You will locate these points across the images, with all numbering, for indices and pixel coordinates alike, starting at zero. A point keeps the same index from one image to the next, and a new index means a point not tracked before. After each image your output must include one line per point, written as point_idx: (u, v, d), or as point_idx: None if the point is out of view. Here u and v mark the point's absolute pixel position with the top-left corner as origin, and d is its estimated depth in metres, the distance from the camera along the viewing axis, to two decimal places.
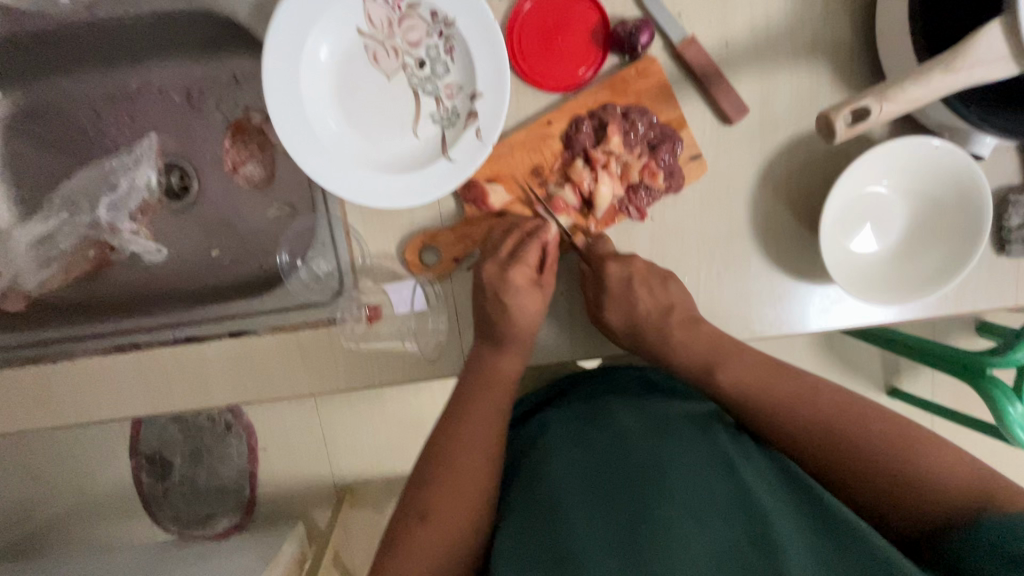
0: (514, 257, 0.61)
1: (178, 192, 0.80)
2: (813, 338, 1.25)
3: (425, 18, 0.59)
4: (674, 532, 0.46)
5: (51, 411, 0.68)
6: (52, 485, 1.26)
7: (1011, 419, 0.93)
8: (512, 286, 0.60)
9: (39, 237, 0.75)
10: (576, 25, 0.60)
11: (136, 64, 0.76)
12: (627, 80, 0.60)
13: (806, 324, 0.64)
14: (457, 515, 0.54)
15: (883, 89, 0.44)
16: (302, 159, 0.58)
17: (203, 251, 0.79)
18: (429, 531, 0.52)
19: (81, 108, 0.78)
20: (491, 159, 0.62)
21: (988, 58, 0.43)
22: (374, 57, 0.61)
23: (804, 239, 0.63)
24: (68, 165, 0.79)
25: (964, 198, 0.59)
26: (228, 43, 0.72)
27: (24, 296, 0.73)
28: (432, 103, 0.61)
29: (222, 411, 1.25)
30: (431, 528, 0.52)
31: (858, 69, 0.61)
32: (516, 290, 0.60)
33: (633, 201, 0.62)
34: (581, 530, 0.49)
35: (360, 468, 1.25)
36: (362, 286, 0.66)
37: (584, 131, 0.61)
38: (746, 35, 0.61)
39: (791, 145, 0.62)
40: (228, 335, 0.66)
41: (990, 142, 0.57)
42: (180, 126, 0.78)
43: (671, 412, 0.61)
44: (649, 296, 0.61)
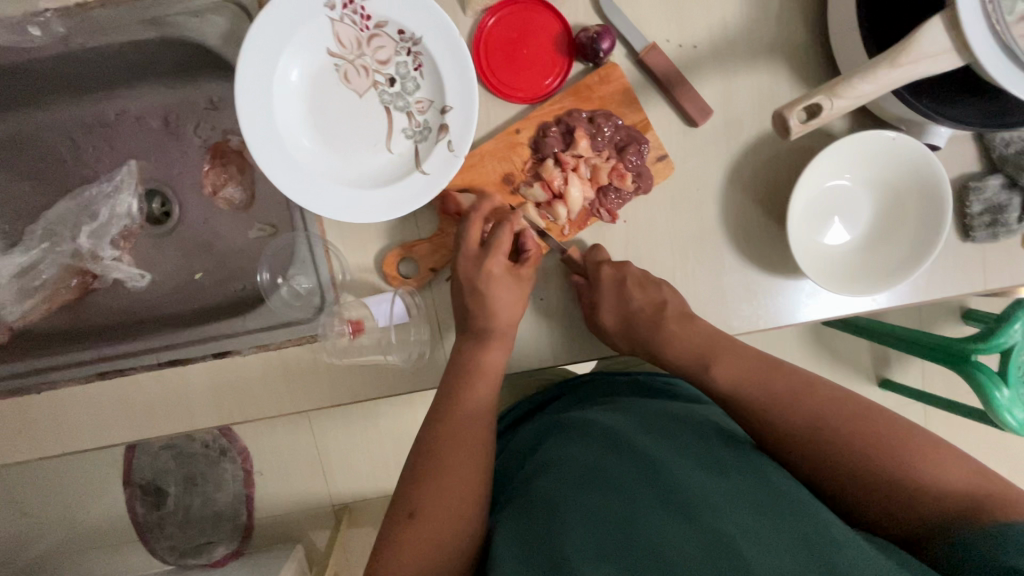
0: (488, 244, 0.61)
1: (159, 218, 0.80)
2: (801, 333, 1.26)
3: (392, 37, 0.60)
4: (665, 534, 0.45)
5: (36, 443, 0.67)
6: (45, 520, 1.24)
7: (999, 404, 0.95)
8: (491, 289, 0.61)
9: (19, 269, 0.75)
10: (540, 36, 0.62)
11: (112, 93, 0.77)
12: (591, 87, 0.62)
13: (784, 317, 0.65)
14: (453, 511, 0.54)
15: (833, 86, 0.46)
16: (277, 179, 0.59)
17: (185, 274, 0.80)
18: (423, 530, 0.52)
19: (60, 139, 0.79)
20: (464, 170, 0.63)
21: (931, 52, 0.45)
22: (345, 77, 0.62)
23: (775, 234, 0.65)
24: (49, 196, 0.79)
25: (926, 186, 0.61)
26: (202, 69, 0.73)
27: (6, 328, 0.73)
28: (404, 118, 0.62)
29: (216, 436, 1.25)
30: (423, 524, 0.53)
31: (816, 68, 0.63)
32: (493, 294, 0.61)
33: (604, 203, 0.63)
34: (575, 529, 0.48)
35: (357, 487, 1.24)
36: (344, 301, 0.66)
37: (552, 136, 0.62)
38: (706, 40, 0.62)
39: (755, 143, 0.64)
40: (212, 356, 0.67)
41: (944, 133, 0.59)
42: (158, 151, 0.80)
43: (667, 415, 0.61)
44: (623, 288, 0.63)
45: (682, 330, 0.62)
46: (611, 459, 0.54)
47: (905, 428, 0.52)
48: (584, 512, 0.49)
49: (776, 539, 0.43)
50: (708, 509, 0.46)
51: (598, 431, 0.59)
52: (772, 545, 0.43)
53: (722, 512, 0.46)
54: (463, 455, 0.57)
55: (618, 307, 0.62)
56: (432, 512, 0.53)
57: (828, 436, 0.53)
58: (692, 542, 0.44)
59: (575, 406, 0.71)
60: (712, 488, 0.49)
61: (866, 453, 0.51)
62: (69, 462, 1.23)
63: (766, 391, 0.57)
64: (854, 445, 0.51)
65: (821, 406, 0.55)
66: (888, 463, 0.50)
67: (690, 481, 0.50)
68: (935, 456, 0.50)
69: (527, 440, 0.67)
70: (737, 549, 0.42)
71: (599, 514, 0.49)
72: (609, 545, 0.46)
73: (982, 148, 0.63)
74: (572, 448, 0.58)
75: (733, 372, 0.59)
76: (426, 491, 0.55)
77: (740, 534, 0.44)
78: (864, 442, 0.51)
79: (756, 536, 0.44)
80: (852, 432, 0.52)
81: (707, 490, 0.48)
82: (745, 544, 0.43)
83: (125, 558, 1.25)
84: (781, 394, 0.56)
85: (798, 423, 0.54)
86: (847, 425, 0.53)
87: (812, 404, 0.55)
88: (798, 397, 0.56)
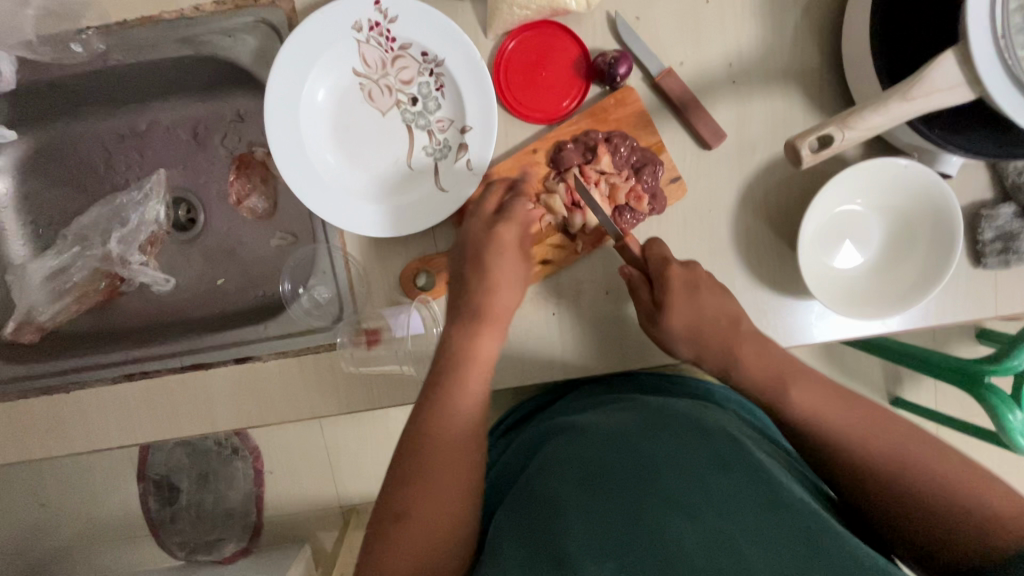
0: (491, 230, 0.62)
1: (184, 224, 0.83)
2: (812, 350, 1.26)
3: (416, 58, 0.63)
4: (668, 528, 0.47)
5: (61, 441, 0.70)
6: (61, 512, 1.27)
7: (1011, 427, 0.94)
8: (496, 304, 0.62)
9: (51, 271, 0.79)
10: (559, 59, 0.64)
11: (145, 104, 0.80)
12: (607, 109, 0.63)
13: (792, 339, 0.66)
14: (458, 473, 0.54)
15: (845, 117, 0.47)
16: (301, 192, 0.61)
17: (208, 280, 0.82)
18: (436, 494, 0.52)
19: (93, 148, 0.82)
20: (482, 187, 0.65)
21: (943, 86, 0.46)
22: (369, 96, 0.64)
23: (786, 256, 0.66)
24: (81, 202, 0.82)
25: (936, 214, 0.61)
26: (231, 83, 0.76)
27: (37, 328, 0.77)
28: (425, 136, 0.65)
29: (229, 435, 1.27)
30: (432, 489, 0.53)
31: (830, 94, 0.64)
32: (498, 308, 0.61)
33: (619, 222, 0.64)
34: (579, 524, 0.49)
35: (366, 490, 1.26)
36: (361, 311, 0.68)
37: (569, 154, 0.63)
38: (721, 65, 0.64)
39: (768, 166, 0.65)
40: (235, 360, 0.70)
41: (956, 161, 0.59)
42: (186, 161, 0.83)
43: (672, 415, 0.62)
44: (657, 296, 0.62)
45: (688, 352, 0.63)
46: (614, 457, 0.56)
47: (931, 448, 0.51)
48: (587, 508, 0.51)
49: (774, 537, 0.45)
50: (709, 508, 0.48)
51: (604, 432, 0.61)
52: (771, 543, 0.45)
53: (722, 513, 0.48)
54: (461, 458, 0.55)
55: (686, 314, 0.60)
56: (423, 518, 0.51)
57: (860, 449, 0.53)
58: (693, 539, 0.45)
59: (579, 404, 0.72)
60: (713, 487, 0.50)
61: (899, 464, 0.51)
62: (87, 457, 1.26)
63: (789, 402, 0.57)
64: (887, 457, 0.51)
65: (845, 418, 0.55)
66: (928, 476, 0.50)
67: (693, 481, 0.51)
68: (959, 474, 0.49)
69: (531, 440, 0.69)
70: (737, 548, 0.44)
71: (601, 511, 0.50)
72: (613, 538, 0.47)
73: (995, 175, 0.64)
74: (578, 447, 0.59)
75: (748, 383, 0.59)
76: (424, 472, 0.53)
77: (739, 534, 0.46)
78: (897, 453, 0.51)
79: (755, 535, 0.46)
80: (878, 447, 0.52)
81: (708, 490, 0.50)
82: (745, 542, 0.45)
83: (137, 553, 1.27)
84: (799, 404, 0.56)
85: (822, 435, 0.55)
86: (875, 440, 0.53)
87: (834, 412, 0.56)
88: (818, 410, 0.56)
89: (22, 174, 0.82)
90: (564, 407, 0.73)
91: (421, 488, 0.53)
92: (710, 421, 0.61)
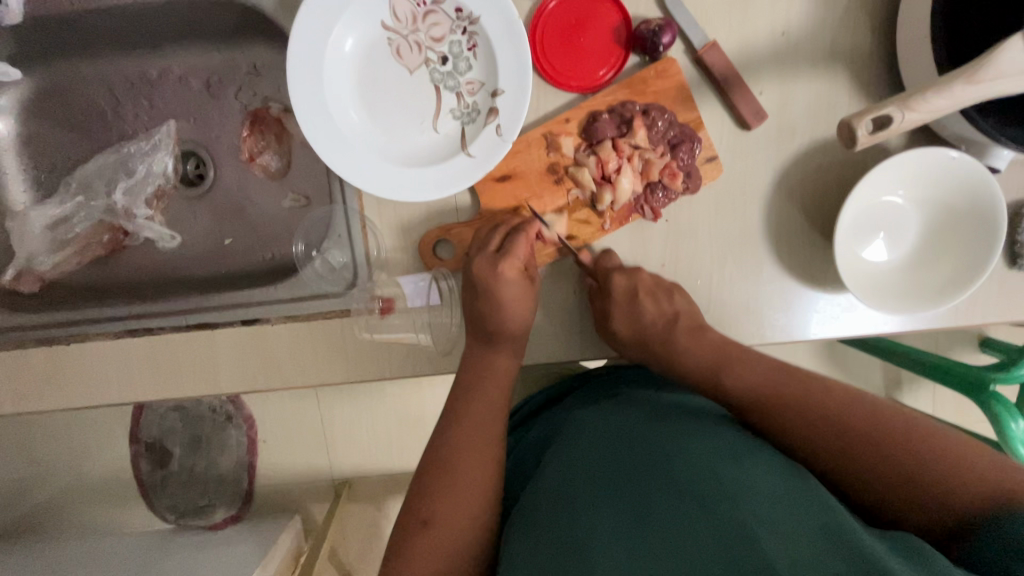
0: (501, 253, 0.61)
1: (193, 179, 0.80)
2: (818, 348, 1.25)
3: (449, 14, 0.60)
4: (682, 525, 0.44)
5: (58, 394, 0.68)
6: (51, 469, 1.26)
7: (1013, 436, 0.92)
8: (502, 282, 0.60)
9: (54, 219, 0.76)
10: (599, 25, 0.61)
11: (157, 50, 0.77)
12: (646, 80, 0.61)
13: (816, 331, 0.65)
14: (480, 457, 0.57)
15: (905, 98, 0.45)
16: (321, 149, 0.59)
17: (215, 238, 0.79)
18: (458, 483, 0.55)
19: (101, 93, 0.78)
20: (509, 155, 0.62)
21: (1016, 72, 0.43)
22: (397, 52, 0.61)
23: (818, 246, 0.64)
24: (86, 149, 0.79)
25: (977, 209, 0.59)
26: (250, 32, 0.72)
27: (37, 278, 0.74)
28: (453, 98, 0.62)
29: (223, 402, 1.25)
30: (459, 479, 0.55)
31: (877, 79, 0.62)
32: (505, 286, 0.60)
33: (649, 200, 0.62)
34: (588, 521, 0.47)
35: (359, 464, 1.25)
36: (377, 278, 0.66)
37: (604, 125, 0.61)
38: (767, 42, 0.61)
39: (808, 152, 0.62)
40: (241, 322, 0.66)
41: (1007, 155, 0.57)
42: (198, 113, 0.78)
43: (685, 410, 0.60)
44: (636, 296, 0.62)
45: (707, 342, 0.61)
46: (624, 451, 0.54)
47: (908, 421, 0.51)
48: (594, 503, 0.49)
49: (795, 527, 0.42)
50: (721, 495, 0.46)
51: (616, 429, 0.59)
52: (791, 533, 0.41)
53: (736, 500, 0.45)
54: (472, 439, 0.58)
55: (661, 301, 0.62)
56: (447, 506, 0.54)
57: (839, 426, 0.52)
58: (706, 531, 0.43)
59: (592, 397, 0.70)
60: (726, 476, 0.48)
61: (879, 441, 0.50)
62: (79, 415, 1.24)
63: (769, 386, 0.57)
64: (871, 440, 0.50)
65: (828, 402, 0.54)
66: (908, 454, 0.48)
67: (704, 471, 0.48)
68: (941, 445, 0.48)
69: (543, 434, 0.67)
70: (751, 536, 0.41)
71: (610, 507, 0.48)
72: (622, 534, 0.45)
73: None
74: (588, 445, 0.57)
75: (748, 377, 0.58)
76: (455, 460, 0.56)
77: (754, 522, 0.42)
78: (878, 433, 0.51)
79: (772, 522, 0.42)
80: (857, 427, 0.52)
81: (720, 478, 0.47)
82: (760, 530, 0.41)
83: (126, 513, 1.26)
84: (787, 390, 0.56)
85: (802, 421, 0.54)
86: (858, 421, 0.52)
87: (824, 402, 0.54)
88: (801, 396, 0.55)
89: (27, 116, 0.79)
90: (578, 398, 0.72)
91: (447, 479, 0.55)
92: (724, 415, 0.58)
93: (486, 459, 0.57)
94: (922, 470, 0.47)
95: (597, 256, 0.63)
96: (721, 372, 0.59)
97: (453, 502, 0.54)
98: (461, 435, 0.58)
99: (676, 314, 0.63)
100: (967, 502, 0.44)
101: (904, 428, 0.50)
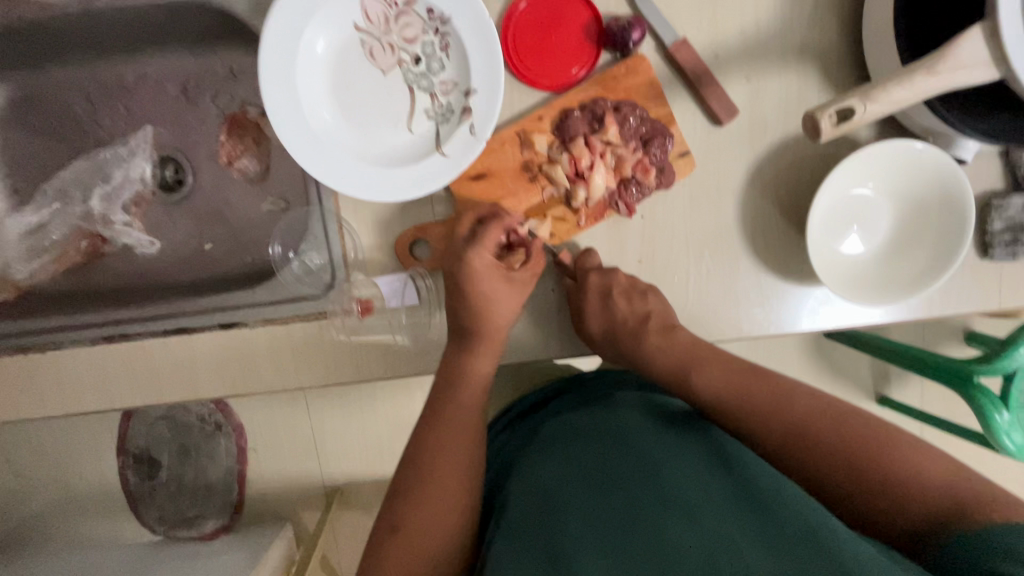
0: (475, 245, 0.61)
1: (172, 185, 0.79)
2: (805, 344, 1.26)
3: (421, 15, 0.60)
4: (668, 532, 0.44)
5: (37, 403, 0.67)
6: (37, 483, 1.24)
7: (998, 427, 0.94)
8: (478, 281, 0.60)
9: (29, 227, 0.76)
10: (570, 24, 0.61)
11: (134, 56, 0.77)
12: (617, 77, 0.61)
13: (793, 324, 0.65)
14: (453, 461, 0.57)
15: (867, 90, 0.45)
16: (295, 150, 0.58)
17: (196, 245, 0.79)
18: (435, 485, 0.55)
19: (78, 99, 0.78)
20: (484, 154, 0.62)
21: (969, 63, 0.44)
22: (370, 53, 0.61)
23: (793, 240, 0.64)
24: (63, 157, 0.79)
25: (946, 198, 0.60)
26: (226, 36, 0.72)
27: (13, 286, 0.73)
28: (427, 99, 0.62)
29: (212, 411, 1.24)
30: (431, 483, 0.55)
31: (846, 74, 0.62)
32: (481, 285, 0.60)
33: (624, 196, 0.62)
34: (574, 528, 0.47)
35: (350, 470, 1.24)
36: (354, 279, 0.66)
37: (577, 121, 0.61)
38: (737, 39, 0.62)
39: (780, 146, 0.63)
40: (219, 325, 0.66)
41: (973, 146, 0.58)
42: (175, 117, 0.79)
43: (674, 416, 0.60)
44: (608, 291, 0.62)
45: (682, 338, 0.62)
46: (611, 454, 0.54)
47: (880, 426, 0.52)
48: (583, 509, 0.49)
49: (778, 541, 0.42)
50: (710, 511, 0.46)
51: (602, 430, 0.58)
52: (774, 547, 0.42)
53: (723, 518, 0.45)
54: (454, 449, 0.57)
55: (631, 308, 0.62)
56: (418, 507, 0.54)
57: (805, 440, 0.52)
58: (694, 542, 0.43)
59: (577, 401, 0.70)
60: (714, 493, 0.48)
61: (852, 445, 0.51)
62: (64, 427, 1.23)
63: (737, 391, 0.56)
64: (847, 445, 0.51)
65: (798, 412, 0.54)
66: (881, 460, 0.49)
67: (693, 485, 0.49)
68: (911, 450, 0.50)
69: (526, 438, 0.67)
70: (738, 552, 0.41)
71: (597, 513, 0.48)
72: (609, 542, 0.45)
73: (1007, 165, 0.62)
74: (575, 447, 0.57)
75: (716, 381, 0.58)
76: (428, 463, 0.56)
77: (740, 537, 0.43)
78: (852, 437, 0.51)
79: (757, 538, 0.43)
80: (822, 436, 0.52)
81: (708, 494, 0.48)
82: (747, 545, 0.42)
83: (113, 526, 1.25)
84: (766, 396, 0.56)
85: (763, 425, 0.54)
86: (828, 432, 0.52)
87: (799, 409, 0.54)
88: (780, 402, 0.55)
89: (1, 124, 0.78)
90: (563, 401, 0.72)
91: (421, 478, 0.56)
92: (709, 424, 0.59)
93: (461, 460, 0.57)
94: (893, 479, 0.48)
95: (580, 260, 0.63)
96: (692, 372, 0.59)
97: (427, 505, 0.54)
98: (435, 438, 0.58)
99: (649, 313, 0.63)
100: (933, 508, 0.46)
101: (875, 434, 0.51)
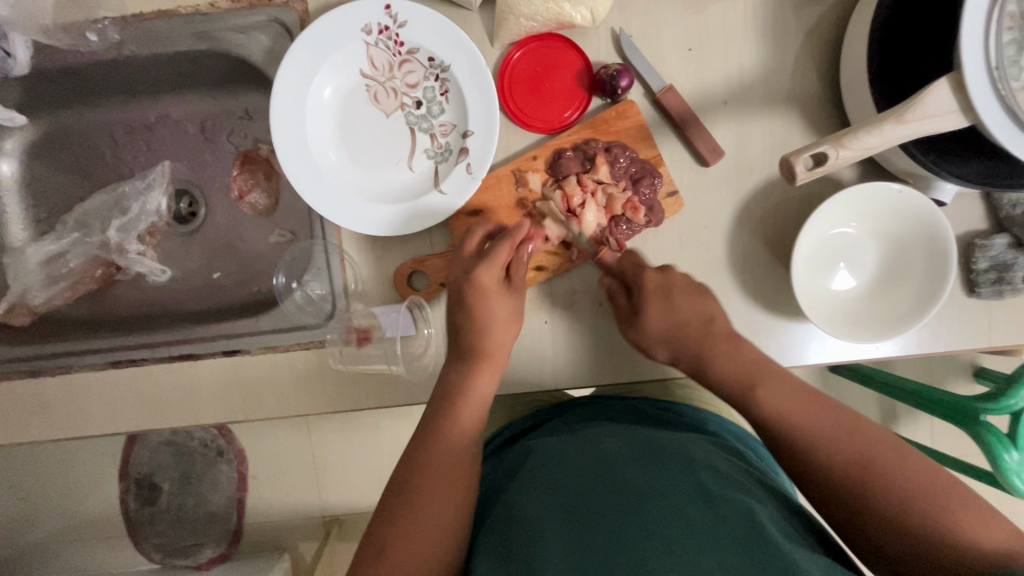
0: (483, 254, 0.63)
1: (185, 217, 0.83)
2: (810, 379, 1.25)
3: (423, 63, 0.64)
4: (648, 566, 0.44)
5: (44, 427, 0.69)
6: (40, 507, 1.25)
7: (1007, 467, 0.90)
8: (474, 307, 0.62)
9: (50, 255, 0.80)
10: (563, 72, 0.65)
11: (156, 97, 0.82)
12: (608, 121, 0.65)
13: (784, 359, 0.66)
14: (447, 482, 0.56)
15: (839, 137, 0.47)
16: (301, 188, 0.62)
17: (204, 274, 0.82)
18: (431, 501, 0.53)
19: (100, 135, 0.82)
20: (480, 191, 0.65)
21: (938, 111, 0.46)
22: (375, 97, 0.65)
23: (780, 277, 0.66)
24: (84, 190, 0.83)
25: (929, 237, 0.62)
26: (242, 80, 0.77)
27: (30, 312, 0.77)
28: (427, 140, 0.66)
29: (215, 436, 1.25)
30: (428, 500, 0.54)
31: (828, 119, 0.65)
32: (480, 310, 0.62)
33: (614, 233, 0.64)
34: (555, 559, 0.47)
35: (351, 500, 1.24)
36: (354, 309, 0.68)
37: (570, 161, 0.64)
38: (722, 85, 0.65)
39: (765, 186, 0.65)
40: (221, 354, 0.68)
41: (950, 189, 0.60)
42: (192, 154, 0.83)
43: (659, 445, 0.61)
44: None
45: None
46: (595, 482, 0.54)
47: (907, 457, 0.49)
48: (565, 541, 0.49)
49: None
50: (691, 544, 0.46)
51: (588, 456, 0.59)
52: None
53: (704, 550, 0.45)
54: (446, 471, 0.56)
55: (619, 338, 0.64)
56: (411, 523, 0.53)
57: (820, 471, 0.51)
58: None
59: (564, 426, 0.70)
60: (696, 523, 0.48)
61: (869, 480, 0.49)
62: (70, 453, 1.24)
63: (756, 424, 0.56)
64: (870, 479, 0.49)
65: (811, 442, 0.52)
66: (906, 494, 0.47)
67: (674, 516, 0.49)
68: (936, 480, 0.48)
69: (513, 462, 0.66)
70: None
71: (579, 542, 0.48)
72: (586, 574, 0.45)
73: (989, 206, 0.64)
74: (560, 473, 0.57)
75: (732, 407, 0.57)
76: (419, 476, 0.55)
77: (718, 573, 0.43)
78: (866, 468, 0.50)
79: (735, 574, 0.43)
80: (834, 470, 0.51)
81: (689, 525, 0.48)
82: None
83: (111, 554, 1.24)
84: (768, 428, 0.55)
85: None
86: (846, 463, 0.50)
87: (814, 440, 0.52)
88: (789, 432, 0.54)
89: (28, 159, 0.83)
90: (552, 425, 0.72)
91: (415, 499, 0.54)
92: (692, 450, 0.59)
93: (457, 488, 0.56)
94: (913, 518, 0.46)
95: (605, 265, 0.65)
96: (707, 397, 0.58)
97: (424, 524, 0.52)
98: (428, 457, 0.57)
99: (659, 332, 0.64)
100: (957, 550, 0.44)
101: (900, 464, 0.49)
